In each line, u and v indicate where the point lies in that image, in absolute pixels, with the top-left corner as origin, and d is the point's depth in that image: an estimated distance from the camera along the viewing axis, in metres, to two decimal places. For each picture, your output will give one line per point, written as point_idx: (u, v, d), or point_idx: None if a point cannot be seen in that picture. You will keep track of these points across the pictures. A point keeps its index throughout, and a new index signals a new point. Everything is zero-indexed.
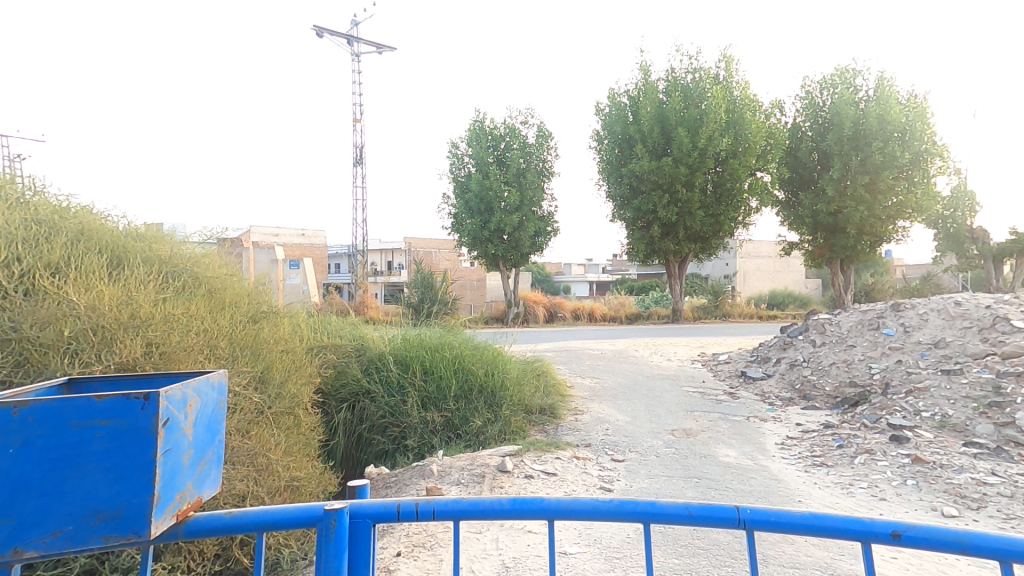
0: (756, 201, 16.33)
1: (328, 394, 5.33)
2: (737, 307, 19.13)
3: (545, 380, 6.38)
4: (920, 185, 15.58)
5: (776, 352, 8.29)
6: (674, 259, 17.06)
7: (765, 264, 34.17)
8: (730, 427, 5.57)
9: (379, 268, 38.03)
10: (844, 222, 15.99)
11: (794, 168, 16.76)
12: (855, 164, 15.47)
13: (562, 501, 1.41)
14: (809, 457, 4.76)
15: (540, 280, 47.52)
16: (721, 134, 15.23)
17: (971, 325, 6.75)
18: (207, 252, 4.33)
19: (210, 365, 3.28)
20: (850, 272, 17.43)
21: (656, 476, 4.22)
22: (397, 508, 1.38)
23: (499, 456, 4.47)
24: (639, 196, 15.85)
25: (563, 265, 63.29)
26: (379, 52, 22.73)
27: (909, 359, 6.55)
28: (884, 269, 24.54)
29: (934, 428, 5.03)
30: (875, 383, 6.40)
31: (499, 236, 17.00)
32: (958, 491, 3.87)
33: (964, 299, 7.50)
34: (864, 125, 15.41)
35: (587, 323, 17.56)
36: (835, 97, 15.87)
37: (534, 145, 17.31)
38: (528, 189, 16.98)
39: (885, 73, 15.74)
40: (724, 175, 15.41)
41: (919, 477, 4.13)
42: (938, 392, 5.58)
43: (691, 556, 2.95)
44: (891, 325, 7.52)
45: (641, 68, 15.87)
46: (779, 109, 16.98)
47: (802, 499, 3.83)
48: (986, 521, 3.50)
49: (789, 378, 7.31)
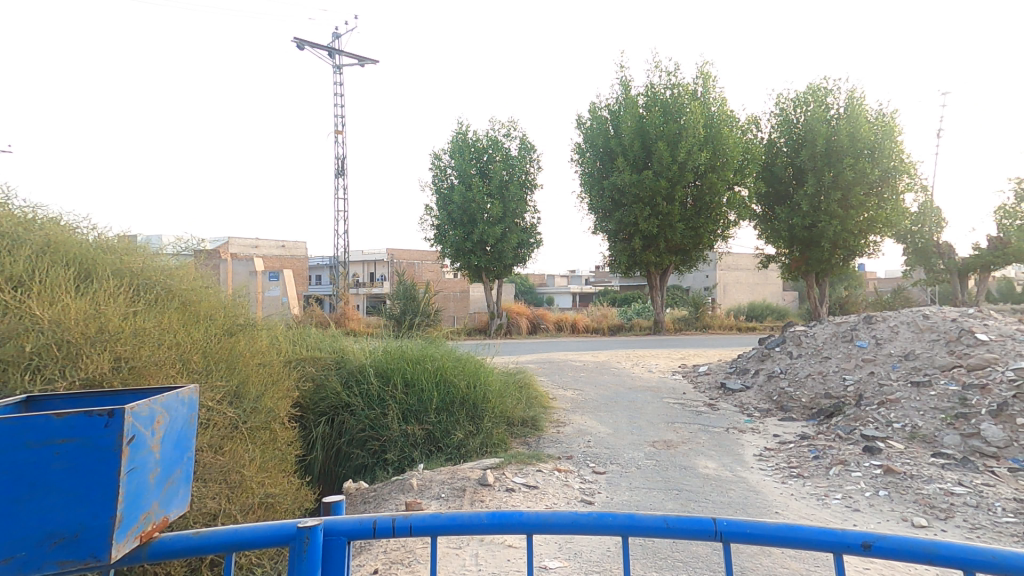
0: (734, 215, 16.63)
1: (307, 408, 5.28)
2: (717, 319, 19.37)
3: (527, 392, 6.36)
4: (890, 202, 16.05)
5: (754, 364, 8.39)
6: (655, 272, 17.25)
7: (744, 277, 34.72)
8: (709, 439, 5.61)
9: (360, 279, 37.76)
10: (818, 236, 16.33)
11: (770, 183, 17.12)
12: (828, 179, 15.86)
13: (541, 514, 1.40)
14: (786, 468, 4.81)
15: (523, 293, 47.70)
16: (699, 148, 15.49)
17: (939, 337, 6.92)
18: (181, 264, 4.25)
19: (182, 380, 3.21)
20: (825, 285, 17.79)
21: (637, 488, 4.23)
22: (373, 523, 1.37)
23: (480, 469, 4.45)
24: (621, 209, 16.03)
25: (546, 276, 63.57)
26: (361, 64, 22.74)
27: (881, 371, 6.68)
28: (857, 282, 25.12)
29: (905, 439, 5.13)
30: (849, 394, 6.51)
31: (481, 248, 17.03)
32: (927, 501, 3.95)
33: (932, 311, 7.69)
34: (836, 142, 15.83)
35: (570, 334, 17.62)
36: (808, 114, 16.29)
37: (516, 157, 17.38)
38: (511, 202, 17.04)
39: (855, 91, 16.20)
40: (703, 189, 15.67)
41: (891, 488, 4.20)
42: (909, 403, 5.69)
43: (670, 569, 2.95)
44: (864, 337, 7.67)
45: (621, 83, 16.10)
46: (755, 125, 17.36)
47: (779, 510, 3.87)
48: (954, 531, 3.58)
49: (766, 390, 7.40)
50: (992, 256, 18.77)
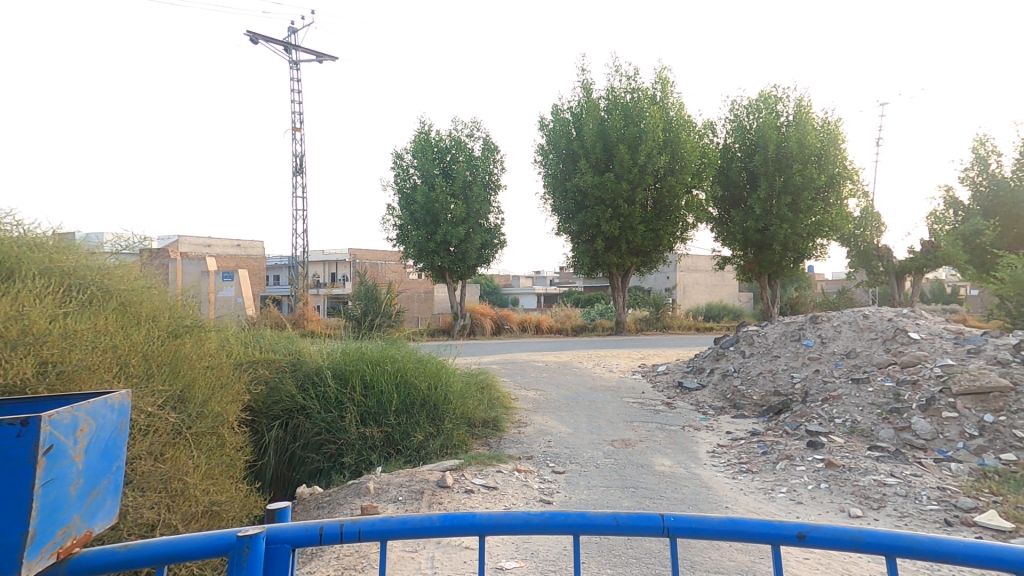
0: (693, 218, 17.07)
1: (259, 411, 5.15)
2: (677, 319, 19.83)
3: (489, 393, 6.35)
4: (835, 206, 16.78)
5: (710, 363, 8.63)
6: (617, 273, 17.51)
7: (703, 278, 35.68)
8: (666, 437, 5.73)
9: (321, 279, 36.97)
10: (770, 239, 16.91)
11: (726, 187, 17.63)
12: (779, 184, 16.45)
13: (493, 515, 1.40)
14: (736, 464, 4.97)
15: (488, 293, 47.71)
16: (659, 152, 15.83)
17: (877, 336, 7.27)
18: (121, 264, 4.06)
19: (119, 385, 3.08)
20: (777, 286, 18.45)
21: (595, 486, 4.28)
22: (320, 530, 1.34)
23: (439, 470, 4.42)
24: (584, 211, 16.22)
25: (511, 277, 63.76)
26: (320, 60, 22.27)
27: (826, 369, 6.98)
28: (807, 283, 26.19)
29: (845, 434, 5.38)
30: (796, 391, 6.78)
31: (445, 248, 16.93)
32: (863, 492, 4.15)
33: (871, 311, 8.07)
34: (786, 147, 16.45)
35: (534, 335, 17.72)
36: (760, 121, 16.89)
37: (480, 158, 17.35)
38: (475, 202, 17.01)
39: (803, 99, 16.88)
40: (663, 192, 16.02)
41: (831, 481, 4.39)
42: (849, 399, 5.96)
43: (624, 566, 3.00)
44: (810, 336, 7.99)
45: (583, 86, 16.29)
46: (711, 130, 17.85)
47: (729, 505, 3.99)
48: (885, 519, 3.78)
49: (721, 389, 7.62)
50: (924, 259, 19.70)
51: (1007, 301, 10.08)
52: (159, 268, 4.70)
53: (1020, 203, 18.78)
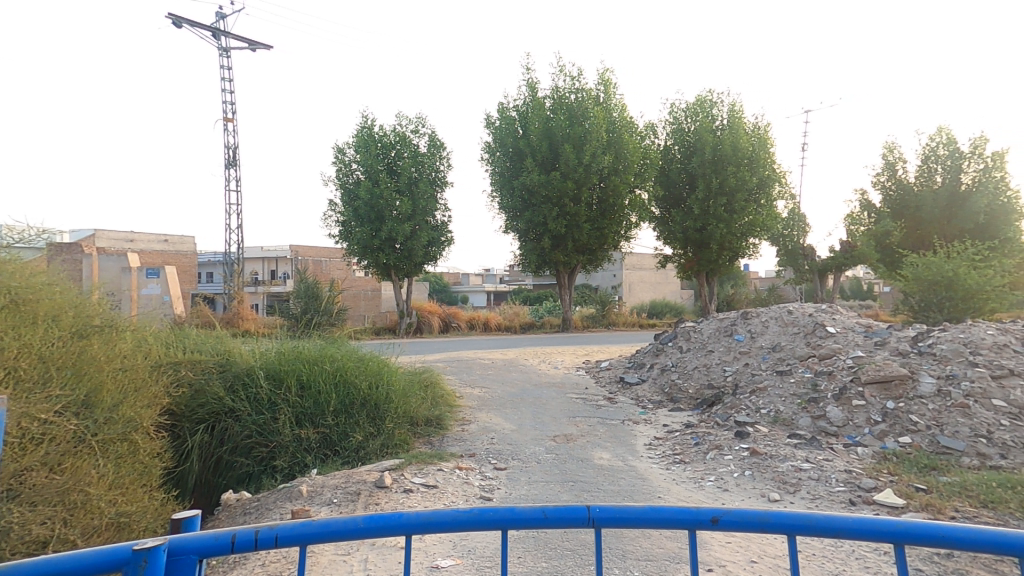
0: (636, 217, 17.51)
1: (180, 415, 5.00)
2: (621, 316, 20.32)
3: (432, 391, 6.30)
4: (766, 208, 17.65)
5: (650, 358, 8.90)
6: (564, 271, 17.74)
7: (648, 276, 36.71)
8: (606, 431, 5.87)
9: (260, 277, 35.53)
10: (708, 238, 17.60)
11: (667, 187, 18.19)
12: (715, 185, 17.14)
13: (421, 514, 1.39)
14: (670, 455, 5.14)
15: (436, 292, 47.31)
16: (603, 152, 16.14)
17: (799, 330, 7.70)
18: (13, 258, 3.60)
19: (8, 392, 2.84)
20: (714, 284, 19.23)
21: (535, 482, 4.32)
22: (231, 537, 1.30)
23: (378, 471, 4.35)
24: (530, 209, 16.34)
25: (460, 275, 63.49)
26: (252, 48, 21.39)
27: (754, 362, 7.34)
28: (742, 280, 27.46)
29: (769, 423, 5.68)
30: (728, 384, 7.10)
31: (390, 245, 16.66)
32: (781, 477, 4.39)
33: (795, 307, 8.53)
34: (721, 150, 17.16)
35: (481, 332, 17.73)
36: (697, 124, 17.56)
37: (425, 154, 17.13)
38: (421, 199, 16.80)
39: (736, 104, 17.67)
40: (607, 191, 16.35)
41: (754, 468, 4.62)
42: (774, 390, 6.29)
43: (558, 558, 3.05)
44: (741, 331, 8.37)
45: (528, 84, 16.39)
46: (652, 132, 18.39)
47: (662, 495, 4.13)
48: (799, 501, 4.02)
49: (659, 383, 7.87)
50: (844, 258, 21.05)
51: (910, 297, 10.86)
52: (66, 264, 4.39)
53: (924, 206, 20.25)
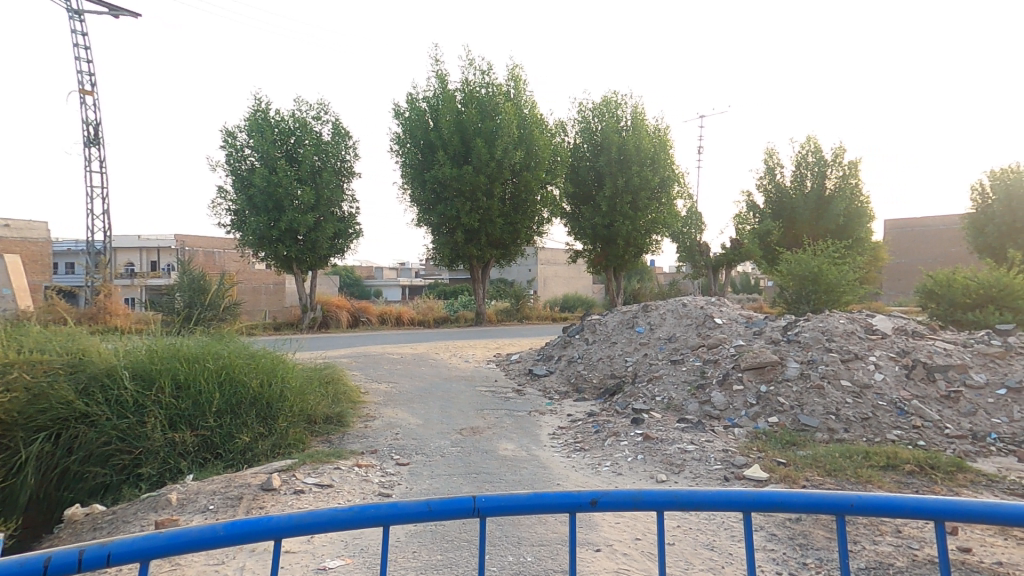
0: (548, 213, 17.92)
1: (12, 423, 4.47)
2: (535, 310, 20.74)
3: (334, 388, 6.08)
4: (666, 206, 18.72)
5: (558, 350, 9.13)
6: (477, 265, 17.75)
7: (561, 271, 37.73)
8: (513, 422, 5.95)
9: (143, 270, 32.42)
10: (615, 234, 18.39)
11: (577, 184, 18.79)
12: (621, 184, 17.95)
13: (295, 516, 1.39)
14: (571, 443, 5.31)
15: (347, 285, 45.73)
16: (514, 147, 16.32)
17: (692, 321, 8.25)
18: None
19: None
20: (621, 279, 20.12)
21: (437, 475, 4.29)
22: (46, 559, 1.23)
23: (265, 473, 4.13)
24: (442, 202, 16.18)
25: (373, 269, 61.78)
26: (112, 15, 19.43)
27: (652, 352, 7.77)
28: (646, 275, 29.02)
29: (662, 410, 6.05)
30: (628, 373, 7.45)
31: (291, 237, 15.87)
32: (668, 459, 4.68)
33: (689, 300, 9.11)
34: (625, 150, 18.02)
35: (393, 327, 17.39)
36: (603, 124, 18.33)
37: (329, 143, 16.42)
38: (325, 188, 16.08)
39: (639, 107, 18.61)
40: (519, 187, 16.58)
41: (646, 451, 4.89)
42: (668, 378, 6.70)
43: (453, 549, 3.04)
44: (641, 323, 8.83)
45: (438, 76, 16.24)
46: (562, 130, 18.95)
47: (560, 481, 4.25)
48: (682, 481, 4.30)
49: (566, 374, 8.12)
50: (733, 255, 22.89)
51: (784, 291, 11.97)
52: None
53: (797, 208, 22.40)
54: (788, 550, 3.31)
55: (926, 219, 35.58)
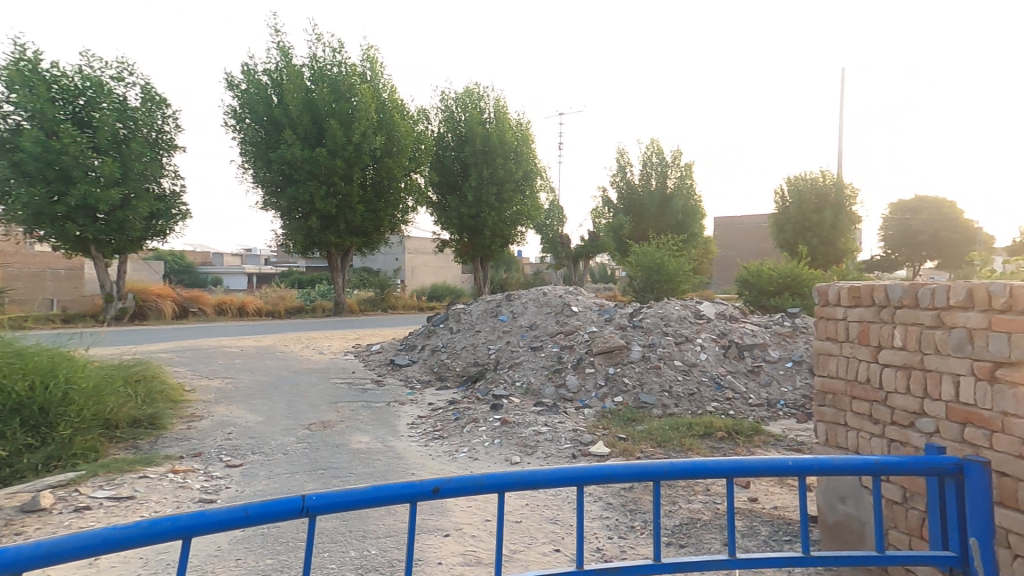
0: (413, 201, 17.71)
1: None
2: (401, 299, 20.37)
3: (146, 387, 5.45)
4: (530, 199, 19.36)
5: (422, 340, 9.10)
6: (336, 253, 16.91)
7: (430, 260, 37.47)
8: (369, 414, 5.81)
9: None
10: (482, 225, 18.69)
11: (442, 174, 18.80)
12: (486, 176, 18.27)
13: (46, 543, 1.23)
14: (430, 432, 5.34)
15: (182, 272, 40.84)
16: (374, 132, 15.76)
17: (551, 309, 8.69)
18: None
19: None
20: (488, 268, 20.51)
21: (276, 475, 4.07)
22: None
23: (30, 492, 3.58)
24: (293, 186, 15.16)
25: (219, 255, 56.04)
26: None
27: (514, 340, 8.06)
28: (513, 264, 29.99)
29: (521, 395, 6.34)
30: (490, 361, 7.66)
31: (86, 214, 13.77)
32: (522, 442, 4.92)
33: (550, 289, 9.56)
34: (489, 142, 18.40)
35: (235, 318, 16.01)
36: (467, 115, 18.60)
37: (137, 110, 14.41)
38: (134, 162, 14.13)
39: (501, 100, 19.11)
40: (381, 173, 16.11)
41: (502, 436, 5.09)
42: (528, 365, 7.01)
43: (286, 552, 2.92)
44: (505, 311, 9.11)
45: (280, 49, 15.17)
46: (426, 118, 18.85)
47: (414, 470, 4.26)
48: (533, 462, 4.56)
49: (429, 363, 8.13)
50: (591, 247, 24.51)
51: (633, 280, 13.13)
52: None
53: (644, 205, 24.59)
54: (619, 517, 3.66)
55: (744, 217, 41.18)
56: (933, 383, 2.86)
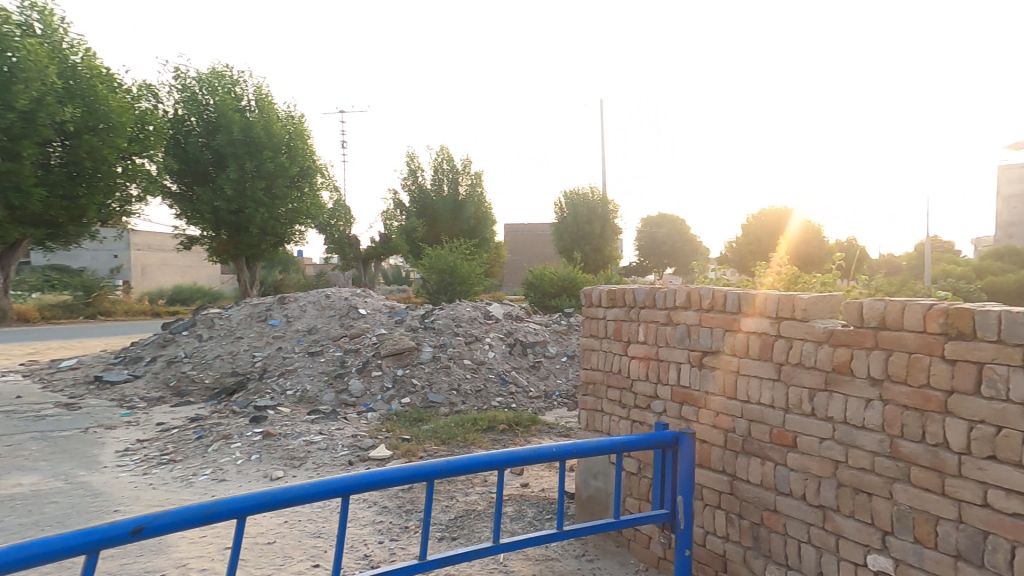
0: (135, 187, 15.34)
1: None
2: (117, 305, 18.67)
3: None
4: (309, 197, 18.25)
5: (153, 352, 8.18)
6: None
7: (171, 258, 32.55)
8: (43, 448, 5.07)
9: None
10: (246, 220, 17.02)
11: (184, 161, 16.78)
12: (251, 168, 16.69)
13: None
14: (155, 458, 4.84)
15: None
16: (61, 102, 13.14)
17: (335, 312, 8.35)
18: None
19: None
20: (257, 269, 18.76)
21: None
22: None
23: None
24: None
25: None
26: None
27: (287, 345, 7.57)
28: (292, 265, 28.07)
29: (292, 404, 6.04)
30: (254, 370, 7.12)
31: None
32: (289, 455, 4.65)
33: (333, 292, 9.07)
34: (252, 131, 16.82)
35: None
36: (217, 98, 16.88)
37: None
38: None
39: (262, 87, 17.73)
40: (72, 149, 13.53)
41: (262, 451, 4.77)
42: (303, 371, 6.68)
43: None
44: (276, 316, 8.50)
45: None
46: (151, 95, 16.70)
47: (134, 506, 3.76)
48: (300, 475, 4.32)
49: (161, 377, 7.38)
50: (382, 249, 24.21)
51: (427, 282, 13.32)
52: None
53: (437, 209, 25.23)
54: (393, 519, 3.67)
55: (527, 226, 44.90)
56: (664, 370, 3.51)
